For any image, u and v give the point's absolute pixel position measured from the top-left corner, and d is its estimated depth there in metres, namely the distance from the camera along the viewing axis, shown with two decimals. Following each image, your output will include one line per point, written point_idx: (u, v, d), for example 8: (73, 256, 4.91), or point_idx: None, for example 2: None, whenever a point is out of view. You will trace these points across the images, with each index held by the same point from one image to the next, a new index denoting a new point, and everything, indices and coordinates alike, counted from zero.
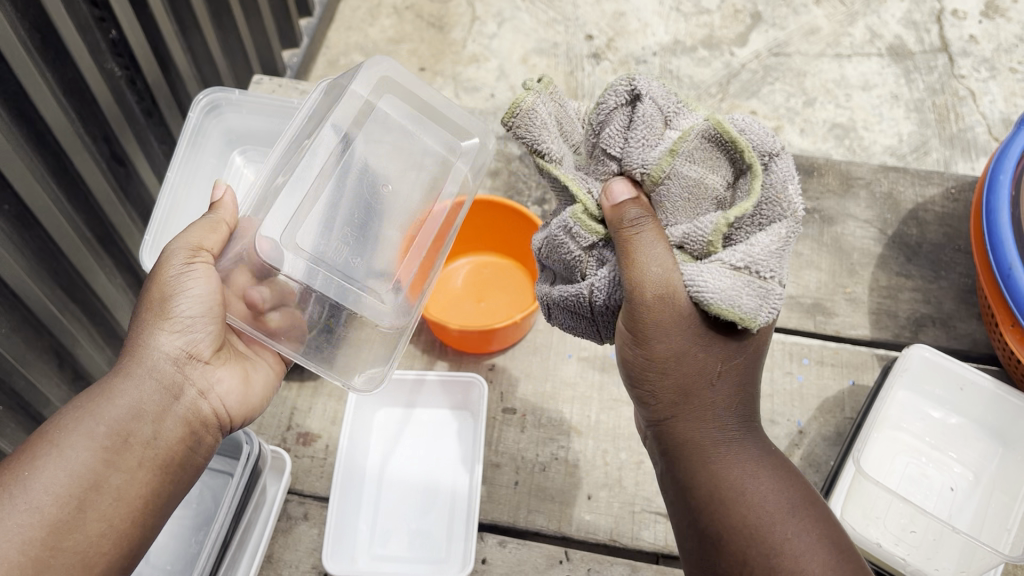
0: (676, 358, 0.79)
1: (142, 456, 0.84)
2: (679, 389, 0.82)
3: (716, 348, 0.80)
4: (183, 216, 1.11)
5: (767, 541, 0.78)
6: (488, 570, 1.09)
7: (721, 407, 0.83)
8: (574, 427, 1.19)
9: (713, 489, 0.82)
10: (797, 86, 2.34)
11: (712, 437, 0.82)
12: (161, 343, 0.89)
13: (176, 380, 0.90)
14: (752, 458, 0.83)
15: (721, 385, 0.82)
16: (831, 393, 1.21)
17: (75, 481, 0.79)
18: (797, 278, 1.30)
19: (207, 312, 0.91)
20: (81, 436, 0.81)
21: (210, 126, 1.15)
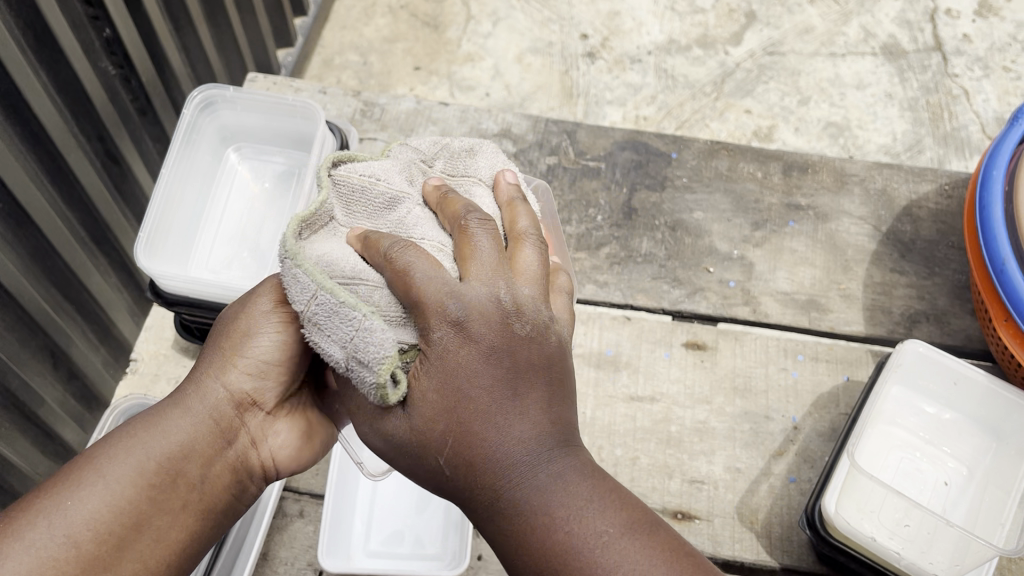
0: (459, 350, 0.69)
1: (185, 500, 0.82)
2: (446, 413, 0.69)
3: (502, 378, 0.69)
4: (177, 213, 1.11)
5: (563, 540, 0.67)
6: (485, 566, 1.09)
7: (521, 428, 0.70)
8: None
9: (474, 465, 0.69)
10: (792, 85, 2.34)
11: (497, 446, 0.69)
12: (225, 381, 0.87)
13: (235, 422, 0.88)
14: (539, 476, 0.69)
15: (505, 403, 0.70)
16: (826, 389, 1.21)
17: (111, 518, 0.77)
18: (792, 275, 1.31)
19: (281, 363, 0.88)
20: (121, 472, 0.79)
21: (205, 122, 1.14)
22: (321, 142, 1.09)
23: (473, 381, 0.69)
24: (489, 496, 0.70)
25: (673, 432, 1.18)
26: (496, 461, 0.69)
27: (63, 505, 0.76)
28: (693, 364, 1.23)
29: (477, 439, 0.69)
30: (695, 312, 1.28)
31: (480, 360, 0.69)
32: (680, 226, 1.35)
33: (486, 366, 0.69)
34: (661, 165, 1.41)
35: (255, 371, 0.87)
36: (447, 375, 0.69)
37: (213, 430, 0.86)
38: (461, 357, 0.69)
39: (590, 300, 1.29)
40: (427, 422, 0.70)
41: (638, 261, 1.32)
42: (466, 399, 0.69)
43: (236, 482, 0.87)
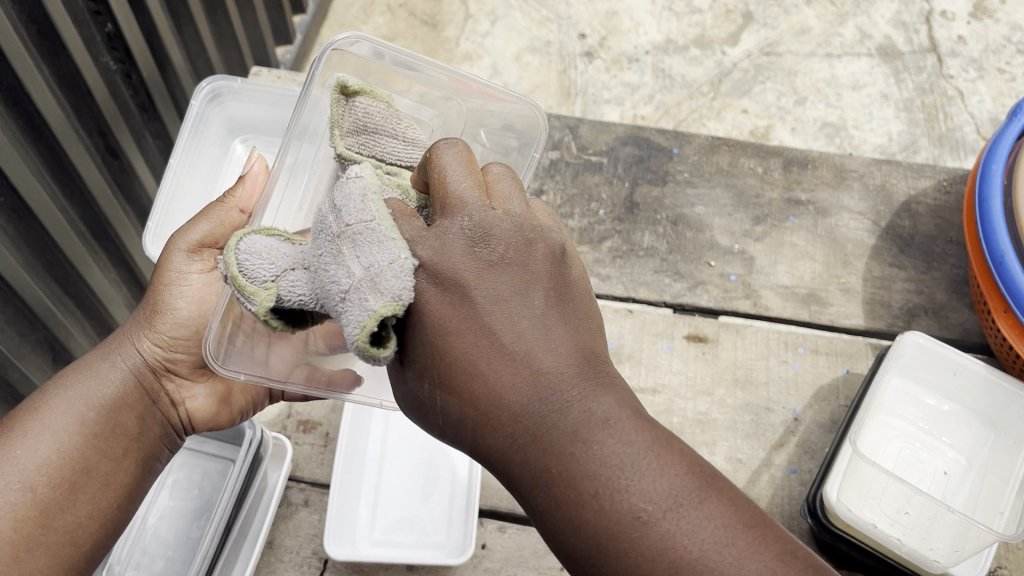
0: (461, 334, 0.64)
1: (127, 447, 0.91)
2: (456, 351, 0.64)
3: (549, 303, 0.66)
4: (184, 203, 1.12)
5: (584, 457, 0.59)
6: (488, 555, 1.11)
7: (538, 344, 0.63)
8: None
9: (561, 461, 0.60)
10: (788, 85, 2.36)
11: (551, 392, 0.62)
12: (139, 346, 0.95)
13: (157, 386, 0.96)
14: (624, 433, 0.60)
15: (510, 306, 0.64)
16: (826, 381, 1.22)
17: (59, 457, 0.86)
18: (792, 269, 1.32)
19: (190, 334, 0.97)
20: (68, 415, 0.88)
21: (212, 114, 1.16)
22: None
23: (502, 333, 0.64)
24: (587, 483, 0.59)
25: (675, 423, 1.20)
26: (607, 467, 0.59)
27: (16, 448, 0.85)
28: (695, 357, 1.24)
29: (565, 485, 0.60)
30: (696, 305, 1.29)
31: (544, 351, 0.63)
32: (681, 220, 1.36)
33: (547, 362, 0.63)
34: (663, 160, 1.42)
35: (167, 342, 0.96)
36: (472, 345, 0.64)
37: (138, 388, 0.94)
38: (452, 363, 0.64)
39: (593, 293, 1.30)
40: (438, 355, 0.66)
41: (641, 255, 1.33)
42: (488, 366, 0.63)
43: (167, 433, 0.97)
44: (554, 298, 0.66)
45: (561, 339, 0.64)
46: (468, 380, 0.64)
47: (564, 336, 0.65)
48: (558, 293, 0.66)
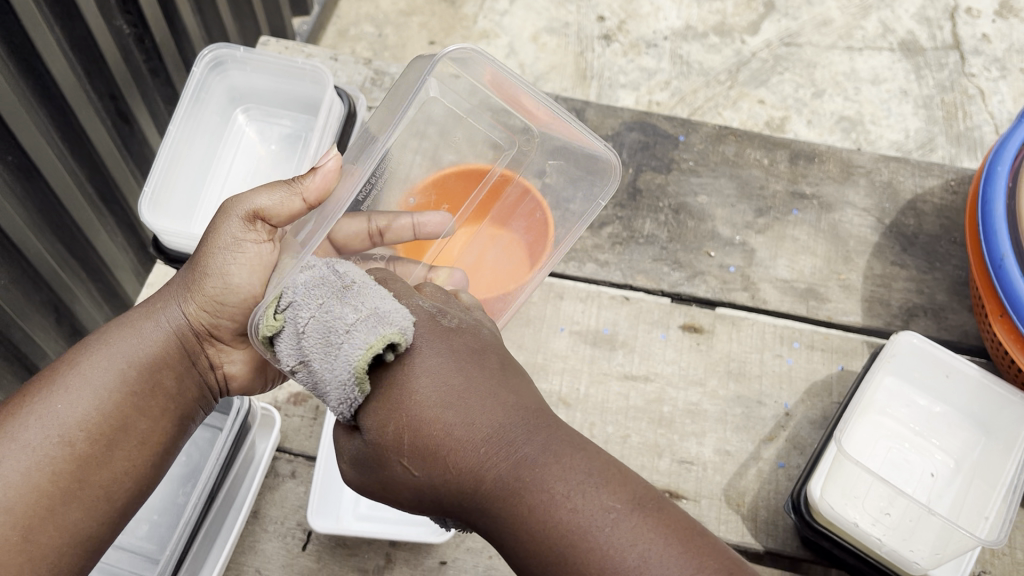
0: (404, 382, 0.74)
1: (161, 407, 0.95)
2: (406, 431, 0.73)
3: (493, 374, 0.76)
4: (182, 171, 1.11)
5: (539, 496, 0.67)
6: (471, 534, 1.11)
7: (486, 417, 0.72)
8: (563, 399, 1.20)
9: (508, 494, 0.69)
10: (807, 77, 2.33)
11: (491, 443, 0.71)
12: (185, 311, 0.96)
13: (197, 349, 0.98)
14: (566, 472, 0.68)
15: (451, 370, 0.74)
16: (819, 377, 1.22)
17: (95, 410, 0.90)
18: (792, 263, 1.31)
19: (237, 302, 0.95)
20: (107, 371, 0.92)
21: (214, 82, 1.14)
22: (328, 109, 1.09)
23: (443, 407, 0.73)
24: (550, 533, 0.66)
25: (665, 412, 1.19)
26: (563, 499, 0.67)
27: (57, 396, 0.90)
28: (689, 347, 1.24)
29: (526, 521, 0.67)
30: (694, 295, 1.28)
31: (499, 408, 0.73)
32: (684, 209, 1.35)
33: (497, 416, 0.72)
34: (669, 147, 1.40)
35: (214, 307, 0.95)
36: (430, 411, 0.73)
37: (176, 348, 0.97)
38: (422, 425, 0.72)
39: (590, 279, 1.30)
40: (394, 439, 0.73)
41: (641, 242, 1.32)
42: (442, 430, 0.72)
43: (202, 394, 1.00)
44: (497, 371, 0.76)
45: (503, 404, 0.73)
46: (443, 443, 0.71)
47: (517, 399, 0.74)
48: (501, 371, 0.77)
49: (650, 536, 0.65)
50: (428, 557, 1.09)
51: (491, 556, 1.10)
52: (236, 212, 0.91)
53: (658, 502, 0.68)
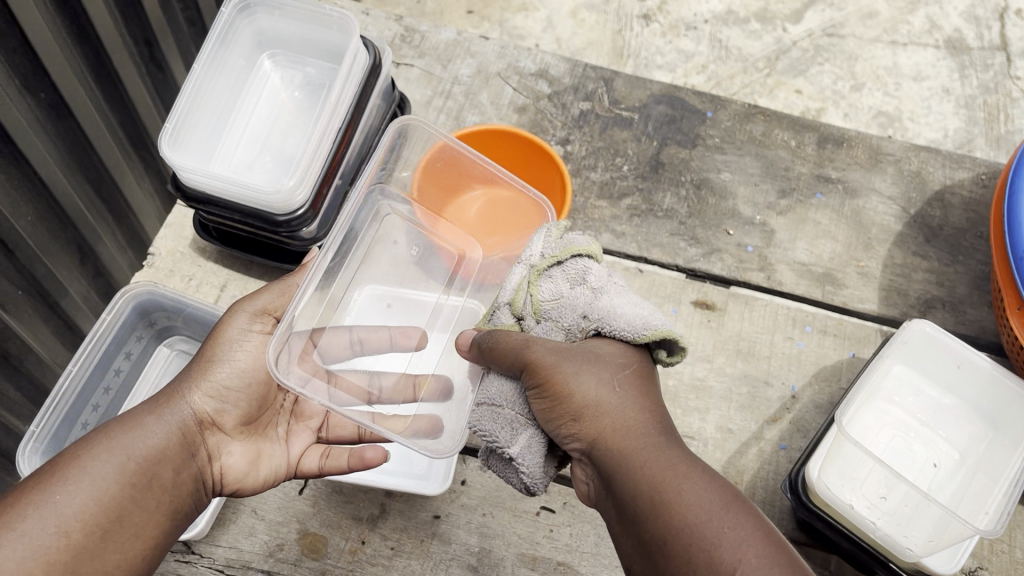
0: (541, 343, 0.81)
1: (157, 499, 0.84)
2: (549, 383, 0.78)
3: (636, 392, 0.80)
4: (204, 111, 1.10)
5: (659, 488, 0.69)
6: (467, 491, 1.11)
7: (623, 402, 0.78)
8: None
9: (654, 486, 0.69)
10: (847, 69, 2.28)
11: (624, 428, 0.76)
12: (191, 401, 0.89)
13: (198, 438, 0.89)
14: (687, 474, 0.69)
15: (588, 365, 0.80)
16: (830, 362, 1.20)
17: (91, 524, 0.78)
18: (811, 247, 1.29)
19: (242, 386, 0.92)
20: (108, 475, 0.81)
21: (241, 25, 1.12)
22: (351, 59, 1.08)
23: (589, 400, 0.77)
24: (664, 515, 0.67)
25: (671, 386, 1.19)
26: (688, 491, 0.68)
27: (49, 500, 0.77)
28: (700, 323, 1.23)
29: (668, 514, 0.67)
30: (709, 272, 1.27)
31: (653, 410, 0.79)
32: (706, 185, 1.34)
33: (648, 417, 0.77)
34: (696, 123, 1.39)
35: (218, 396, 0.90)
36: (595, 401, 0.77)
37: (183, 436, 0.88)
38: (559, 380, 0.78)
39: (606, 249, 1.29)
40: (558, 409, 0.78)
41: (659, 216, 1.31)
42: (576, 398, 0.77)
43: (198, 489, 0.89)
44: (645, 398, 0.80)
45: (638, 399, 0.79)
46: (566, 386, 0.78)
47: (660, 420, 0.78)
48: (647, 400, 0.80)
49: (745, 533, 0.64)
50: (423, 510, 1.10)
51: (485, 514, 1.10)
52: (244, 307, 0.94)
53: (752, 508, 0.67)
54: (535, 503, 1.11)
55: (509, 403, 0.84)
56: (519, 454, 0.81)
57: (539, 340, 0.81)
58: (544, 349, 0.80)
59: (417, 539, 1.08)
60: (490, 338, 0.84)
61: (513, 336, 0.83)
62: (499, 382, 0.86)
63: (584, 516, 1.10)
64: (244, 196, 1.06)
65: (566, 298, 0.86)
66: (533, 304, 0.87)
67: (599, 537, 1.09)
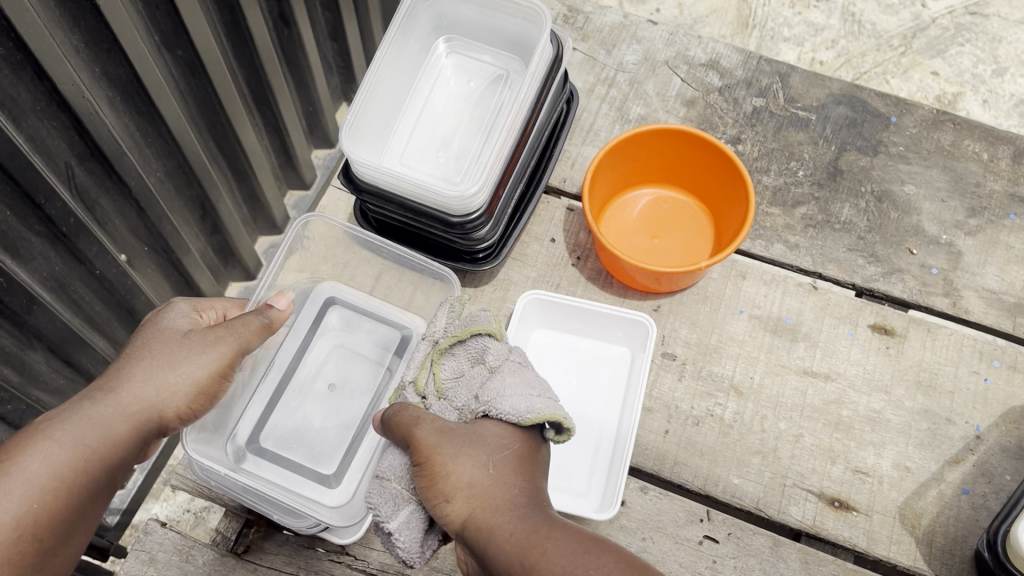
0: (411, 420, 0.88)
1: (95, 506, 0.88)
2: (468, 484, 0.84)
3: (502, 472, 0.85)
4: (381, 100, 1.05)
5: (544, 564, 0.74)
6: (626, 513, 1.07)
7: (526, 499, 0.83)
8: (735, 386, 1.14)
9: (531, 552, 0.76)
10: (989, 52, 2.10)
11: (508, 520, 0.80)
12: (160, 409, 0.91)
13: (150, 443, 0.93)
14: (585, 556, 0.74)
15: (468, 449, 0.86)
16: (1019, 403, 1.12)
17: (41, 498, 0.83)
18: (1003, 273, 1.20)
19: (202, 400, 0.94)
20: (61, 447, 0.85)
21: (422, 8, 1.07)
22: (541, 55, 1.02)
23: (491, 492, 0.83)
24: None
25: (843, 416, 1.12)
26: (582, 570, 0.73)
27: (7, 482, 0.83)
28: (877, 349, 1.15)
29: None
30: (888, 294, 1.19)
31: (511, 482, 0.85)
32: (888, 197, 1.24)
33: (528, 499, 0.83)
34: (878, 127, 1.29)
35: (154, 414, 0.91)
36: (479, 479, 0.84)
37: (139, 433, 0.91)
38: (439, 470, 0.84)
39: (777, 261, 1.22)
40: (468, 507, 0.82)
41: (836, 228, 1.23)
42: (466, 487, 0.83)
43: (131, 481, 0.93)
44: (520, 474, 0.86)
45: (508, 479, 0.85)
46: (439, 469, 0.84)
47: (528, 506, 0.82)
48: (534, 492, 0.85)
49: None
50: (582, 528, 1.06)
51: (644, 538, 1.05)
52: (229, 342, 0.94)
53: None
54: (698, 532, 1.06)
55: (398, 477, 0.88)
56: (397, 529, 0.86)
57: (428, 418, 0.88)
58: (470, 452, 0.85)
59: None
60: (419, 419, 0.88)
61: (427, 416, 0.88)
62: (399, 458, 0.90)
63: (750, 549, 1.05)
64: (423, 195, 1.02)
65: (464, 378, 0.95)
66: (436, 380, 0.95)
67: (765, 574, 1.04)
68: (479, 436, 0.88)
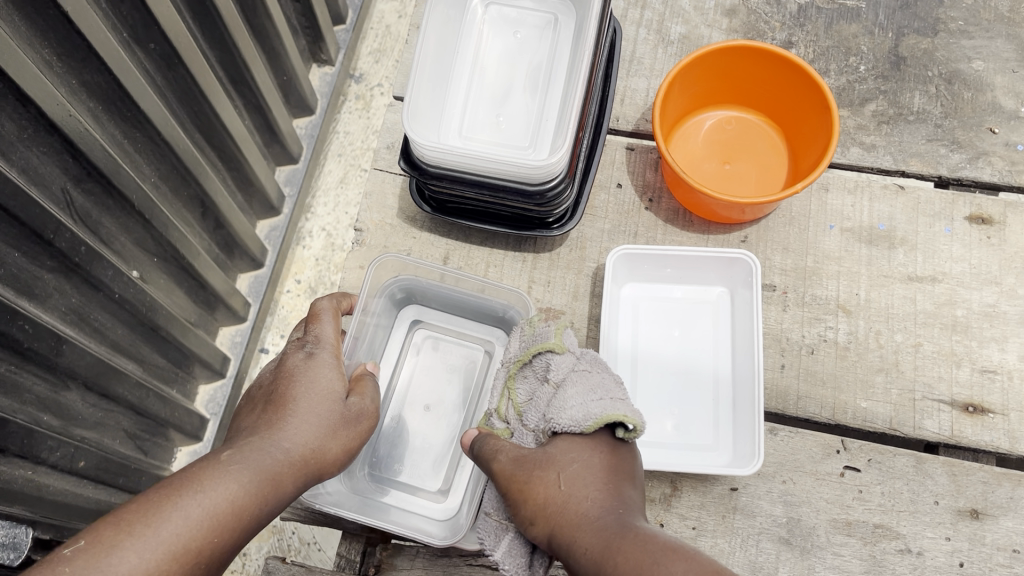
0: (491, 447, 0.84)
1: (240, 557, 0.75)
2: (542, 495, 0.78)
3: (583, 482, 0.77)
4: (432, 70, 0.96)
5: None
6: None
7: (619, 506, 0.74)
8: (842, 306, 1.09)
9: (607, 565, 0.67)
10: None
11: (588, 533, 0.71)
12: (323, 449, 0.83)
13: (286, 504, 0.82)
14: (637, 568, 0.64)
15: (546, 464, 0.80)
16: None
17: (177, 566, 0.67)
18: None
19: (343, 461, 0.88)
20: (245, 486, 0.73)
21: None
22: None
23: (570, 502, 0.76)
24: None
25: (959, 317, 1.07)
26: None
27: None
28: (979, 241, 1.10)
29: None
30: (976, 180, 1.14)
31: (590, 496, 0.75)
32: (957, 77, 1.17)
33: (608, 511, 0.73)
34: (932, 4, 1.21)
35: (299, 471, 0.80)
36: (555, 494, 0.76)
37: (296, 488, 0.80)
38: (517, 490, 0.79)
39: (856, 166, 1.15)
40: (547, 520, 0.76)
41: (911, 120, 1.16)
42: (541, 503, 0.77)
43: None
44: (608, 483, 0.77)
45: (591, 489, 0.76)
46: (517, 488, 0.79)
47: (609, 516, 0.73)
48: (620, 499, 0.75)
49: None
50: (718, 484, 1.02)
51: (785, 481, 1.02)
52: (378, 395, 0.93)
53: None
54: (837, 464, 1.03)
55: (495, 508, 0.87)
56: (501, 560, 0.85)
57: (508, 447, 0.83)
58: (547, 467, 0.79)
59: (719, 515, 1.01)
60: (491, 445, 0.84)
61: (502, 441, 0.85)
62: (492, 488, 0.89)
63: (893, 472, 1.02)
64: (499, 169, 0.93)
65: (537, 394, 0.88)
66: (512, 405, 0.90)
67: (914, 493, 1.01)
68: (557, 453, 0.80)
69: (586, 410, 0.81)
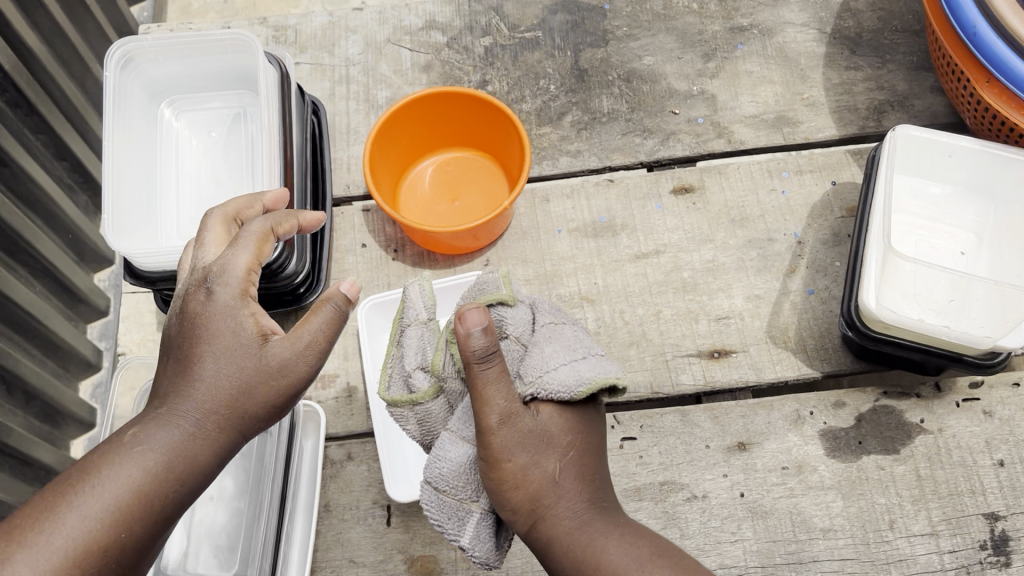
0: (503, 389, 0.72)
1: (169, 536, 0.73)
2: (525, 478, 0.73)
3: (571, 454, 0.75)
4: (128, 186, 1.00)
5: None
6: None
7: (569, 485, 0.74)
8: (586, 297, 1.18)
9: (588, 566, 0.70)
10: None
11: (569, 520, 0.72)
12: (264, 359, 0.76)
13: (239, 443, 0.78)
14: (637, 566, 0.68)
15: (532, 443, 0.73)
16: (817, 199, 1.22)
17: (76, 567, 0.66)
18: (755, 97, 1.30)
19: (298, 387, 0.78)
20: (145, 472, 0.71)
21: (127, 82, 1.02)
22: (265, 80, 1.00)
23: (540, 487, 0.73)
24: None
25: (686, 278, 1.18)
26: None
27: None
28: (687, 209, 1.23)
29: None
30: (673, 157, 1.27)
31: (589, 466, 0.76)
32: (634, 75, 1.32)
33: (575, 487, 0.74)
34: (598, 19, 1.36)
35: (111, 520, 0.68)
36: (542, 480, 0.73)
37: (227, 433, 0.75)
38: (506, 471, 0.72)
39: (568, 173, 1.27)
40: (519, 489, 0.72)
41: (605, 121, 1.29)
42: (532, 483, 0.73)
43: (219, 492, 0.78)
44: (585, 455, 0.76)
45: (569, 463, 0.75)
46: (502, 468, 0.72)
47: (582, 496, 0.74)
48: (593, 462, 0.77)
49: None
50: None
51: None
52: (324, 308, 0.78)
53: None
54: (615, 439, 1.10)
55: (452, 488, 0.76)
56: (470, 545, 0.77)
57: (517, 410, 0.73)
58: (526, 445, 0.73)
59: None
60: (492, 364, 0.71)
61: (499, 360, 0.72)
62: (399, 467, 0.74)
63: (665, 431, 1.10)
64: None
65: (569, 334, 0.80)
66: (456, 359, 0.80)
67: (687, 444, 1.09)
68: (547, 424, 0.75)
69: (580, 377, 0.75)
